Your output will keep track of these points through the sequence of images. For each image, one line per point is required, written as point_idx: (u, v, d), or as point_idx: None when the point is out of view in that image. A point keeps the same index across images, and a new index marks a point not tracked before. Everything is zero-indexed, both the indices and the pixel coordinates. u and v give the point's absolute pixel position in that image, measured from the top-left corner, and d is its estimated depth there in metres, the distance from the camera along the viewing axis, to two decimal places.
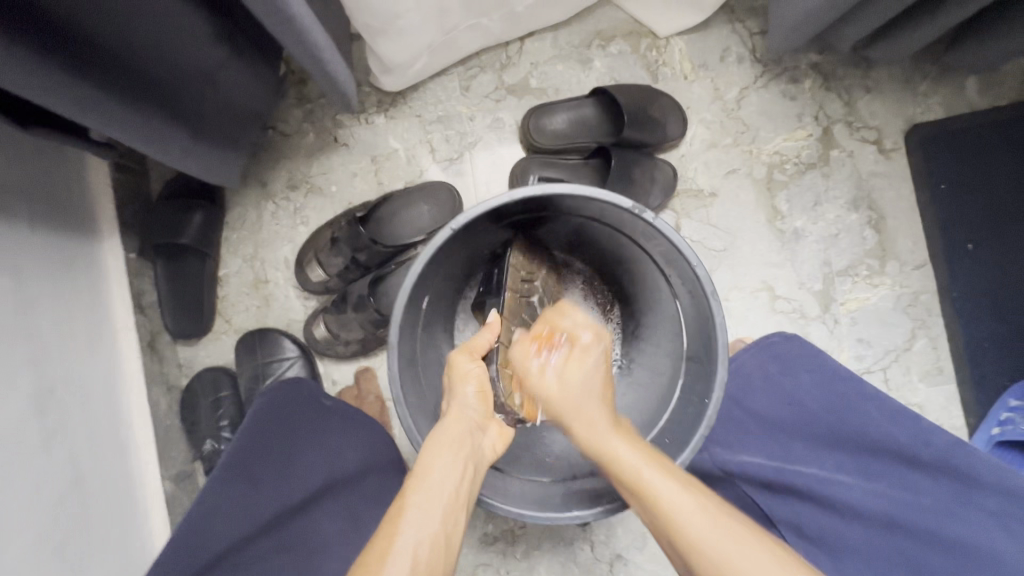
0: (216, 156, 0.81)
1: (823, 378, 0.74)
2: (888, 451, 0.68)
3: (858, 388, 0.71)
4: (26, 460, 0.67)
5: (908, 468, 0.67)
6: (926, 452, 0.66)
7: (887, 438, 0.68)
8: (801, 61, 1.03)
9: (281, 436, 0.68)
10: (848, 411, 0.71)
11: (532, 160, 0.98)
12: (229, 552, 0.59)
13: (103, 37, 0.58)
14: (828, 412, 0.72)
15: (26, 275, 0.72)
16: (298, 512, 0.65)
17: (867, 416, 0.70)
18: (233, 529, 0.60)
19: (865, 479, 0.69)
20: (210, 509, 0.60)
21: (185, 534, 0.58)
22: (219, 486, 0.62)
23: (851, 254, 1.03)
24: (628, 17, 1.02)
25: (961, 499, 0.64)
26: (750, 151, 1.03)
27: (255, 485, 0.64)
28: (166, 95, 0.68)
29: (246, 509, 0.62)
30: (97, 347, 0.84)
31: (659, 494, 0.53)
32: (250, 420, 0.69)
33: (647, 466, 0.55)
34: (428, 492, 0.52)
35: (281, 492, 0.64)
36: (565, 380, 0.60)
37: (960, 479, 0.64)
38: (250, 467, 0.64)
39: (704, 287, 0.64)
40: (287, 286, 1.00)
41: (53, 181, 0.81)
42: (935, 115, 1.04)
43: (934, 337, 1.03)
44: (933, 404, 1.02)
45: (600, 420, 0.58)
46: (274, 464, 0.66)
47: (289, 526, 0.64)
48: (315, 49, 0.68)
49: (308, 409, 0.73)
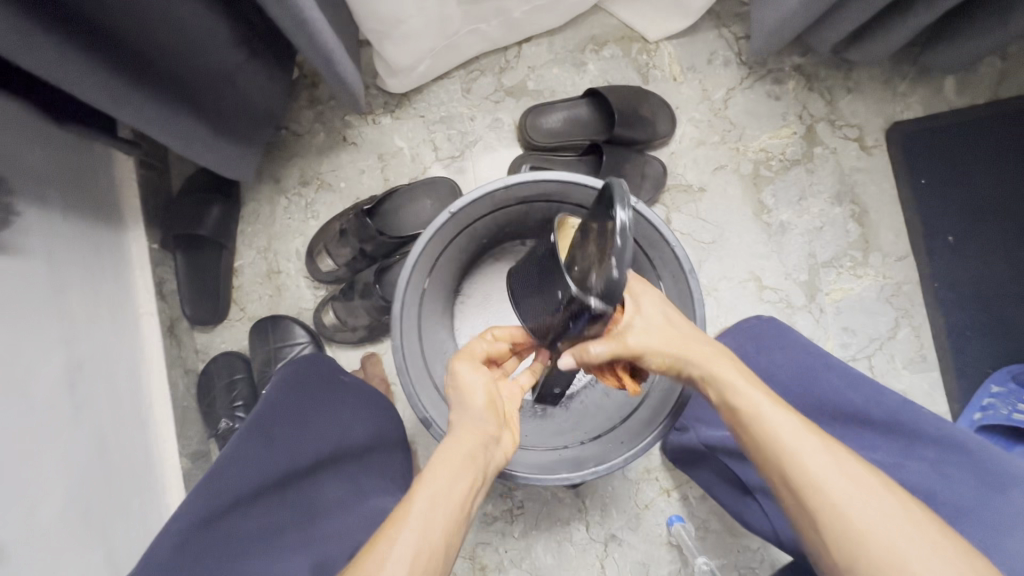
0: (234, 152, 0.87)
1: (793, 353, 0.78)
2: (845, 415, 0.71)
3: (824, 360, 0.75)
4: (55, 427, 0.72)
5: (862, 429, 0.70)
6: (876, 411, 0.69)
7: (845, 402, 0.71)
8: (785, 63, 1.09)
9: (299, 404, 0.72)
10: (813, 380, 0.74)
11: (530, 156, 1.04)
12: (242, 500, 0.60)
13: (139, 41, 0.65)
14: (796, 382, 0.76)
15: (58, 259, 0.79)
16: (305, 477, 0.68)
17: (828, 381, 0.73)
18: (249, 480, 0.62)
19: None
20: (230, 459, 0.61)
21: (206, 481, 0.59)
22: (240, 439, 0.63)
23: (835, 246, 1.07)
24: (620, 24, 1.09)
25: (908, 453, 0.67)
26: (737, 149, 1.08)
27: (271, 443, 0.66)
28: (192, 92, 0.75)
29: (261, 463, 0.63)
30: (121, 329, 0.90)
31: (772, 421, 0.57)
32: (276, 387, 0.72)
33: (764, 398, 0.58)
34: (435, 501, 0.53)
35: (296, 454, 0.67)
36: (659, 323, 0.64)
37: (905, 434, 0.67)
38: (269, 426, 0.67)
39: (683, 266, 0.70)
40: (298, 276, 1.06)
41: (84, 174, 0.87)
42: (914, 113, 1.09)
43: (917, 326, 1.07)
44: (918, 390, 1.06)
45: (711, 353, 0.63)
46: (290, 428, 0.69)
47: (298, 488, 0.67)
48: (326, 52, 0.75)
49: (324, 386, 0.78)
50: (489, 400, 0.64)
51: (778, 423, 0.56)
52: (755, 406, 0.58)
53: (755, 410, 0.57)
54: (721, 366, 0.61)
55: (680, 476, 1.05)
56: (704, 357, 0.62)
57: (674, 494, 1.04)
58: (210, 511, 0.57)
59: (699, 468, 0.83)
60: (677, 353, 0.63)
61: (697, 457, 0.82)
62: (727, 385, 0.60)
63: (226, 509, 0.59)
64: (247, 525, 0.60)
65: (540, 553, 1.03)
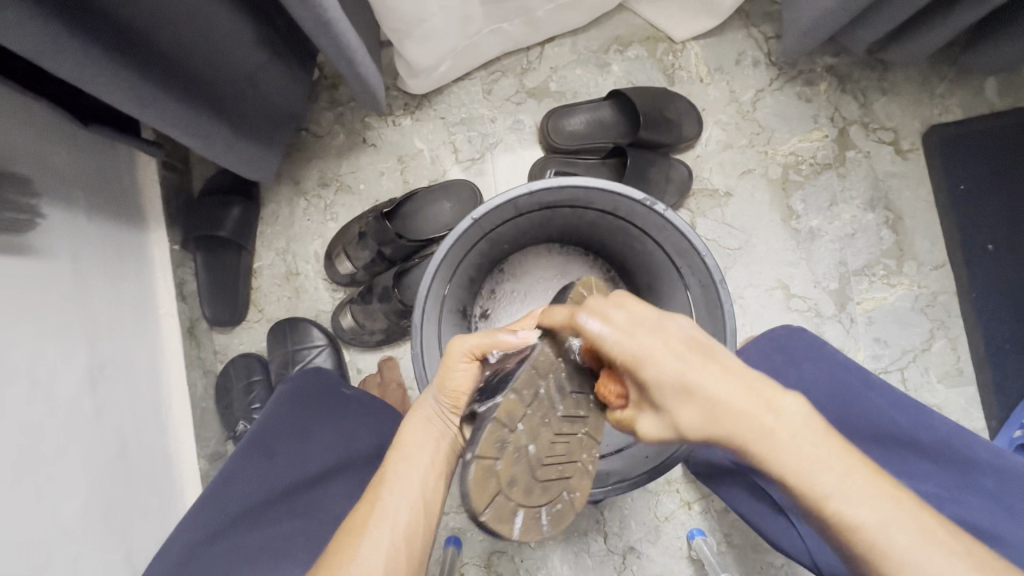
0: (256, 153, 0.87)
1: (828, 368, 0.73)
2: (890, 439, 0.68)
3: (863, 377, 0.72)
4: (77, 429, 0.72)
5: (910, 454, 0.68)
6: (928, 437, 0.67)
7: (891, 425, 0.69)
8: (816, 64, 1.05)
9: (300, 416, 0.74)
10: (853, 399, 0.71)
11: (551, 159, 1.02)
12: (244, 516, 0.65)
13: (164, 41, 0.64)
14: (836, 402, 0.71)
15: (82, 259, 0.79)
16: (313, 485, 0.69)
17: (873, 403, 0.70)
18: (251, 495, 0.66)
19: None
20: (230, 477, 0.67)
21: (207, 500, 0.65)
22: (239, 458, 0.68)
23: (868, 253, 1.04)
24: (645, 23, 1.06)
25: (961, 482, 0.65)
26: (766, 152, 1.05)
27: (271, 457, 0.69)
28: (214, 90, 0.74)
29: (262, 478, 0.67)
30: (142, 330, 0.90)
31: (833, 487, 0.46)
32: (279, 401, 0.75)
33: (821, 453, 0.47)
34: (407, 464, 0.55)
35: (298, 465, 0.69)
36: (670, 408, 0.50)
37: (959, 462, 0.66)
38: (267, 441, 0.70)
39: (713, 276, 0.66)
40: (317, 278, 1.06)
41: (108, 175, 0.88)
42: (953, 116, 1.04)
43: (953, 338, 1.02)
44: (953, 405, 1.01)
45: (749, 399, 0.49)
46: (291, 440, 0.71)
47: (305, 496, 0.68)
48: (348, 51, 0.73)
49: (328, 395, 0.78)
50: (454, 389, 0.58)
51: (837, 489, 0.46)
52: (809, 469, 0.47)
53: (806, 477, 0.47)
54: (764, 417, 0.48)
55: (702, 488, 1.02)
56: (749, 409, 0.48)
57: (696, 507, 1.02)
58: (212, 528, 0.63)
59: (726, 486, 0.79)
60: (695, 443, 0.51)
61: (724, 474, 0.79)
62: (777, 453, 0.48)
63: (228, 523, 0.64)
64: (250, 537, 0.63)
65: (556, 563, 1.02)
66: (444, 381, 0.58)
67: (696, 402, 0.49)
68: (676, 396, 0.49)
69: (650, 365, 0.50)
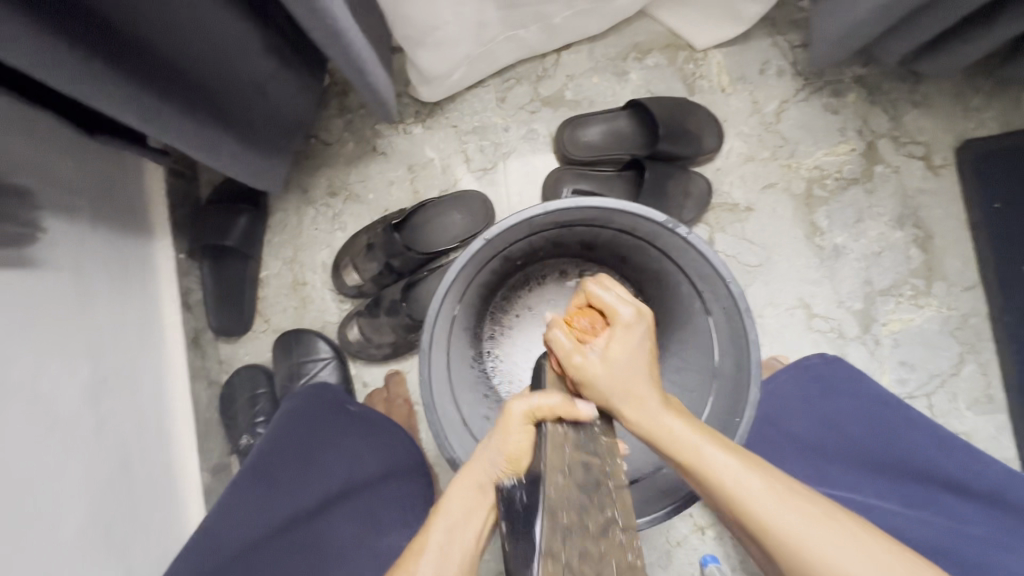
0: (263, 162, 0.84)
1: (865, 402, 0.74)
2: (934, 479, 0.67)
3: (905, 415, 0.71)
4: (77, 446, 0.71)
5: (956, 498, 0.66)
6: (979, 483, 0.65)
7: (935, 465, 0.68)
8: (844, 75, 1.01)
9: (302, 440, 0.72)
10: (891, 436, 0.70)
11: (566, 171, 0.99)
12: (242, 553, 0.61)
13: (169, 51, 0.62)
14: (874, 437, 0.71)
15: (86, 270, 0.77)
16: (315, 515, 0.67)
17: (915, 442, 0.69)
18: (252, 527, 0.63)
19: (911, 509, 0.67)
20: (231, 507, 0.65)
21: (206, 535, 0.62)
22: (241, 487, 0.66)
23: (895, 273, 0.99)
24: (665, 31, 1.03)
25: (1014, 532, 0.62)
26: (789, 165, 1.01)
27: (273, 486, 0.67)
28: (219, 102, 0.72)
29: (264, 508, 0.65)
30: (147, 343, 0.89)
31: (765, 505, 0.47)
32: (278, 424, 0.74)
33: (751, 472, 0.49)
34: (449, 536, 0.51)
35: (300, 492, 0.67)
36: (612, 358, 0.54)
37: (1015, 512, 0.63)
38: (269, 468, 0.68)
39: (738, 304, 0.63)
40: (324, 289, 1.04)
41: (113, 183, 0.86)
42: (988, 130, 1.00)
43: (984, 363, 0.98)
44: (982, 433, 0.97)
45: (677, 421, 0.52)
46: (293, 467, 0.69)
47: (307, 527, 0.65)
48: (359, 61, 0.71)
49: (330, 416, 0.77)
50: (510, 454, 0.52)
51: (768, 508, 0.47)
52: (739, 490, 0.48)
53: (737, 496, 0.48)
54: (684, 435, 0.51)
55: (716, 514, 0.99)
56: (676, 432, 0.52)
57: (709, 532, 0.98)
58: (212, 568, 0.60)
59: None
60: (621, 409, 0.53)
61: None
62: (707, 467, 0.49)
63: (226, 562, 0.60)
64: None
65: None
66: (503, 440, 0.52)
67: (637, 380, 0.54)
68: (629, 363, 0.54)
69: (631, 325, 0.55)
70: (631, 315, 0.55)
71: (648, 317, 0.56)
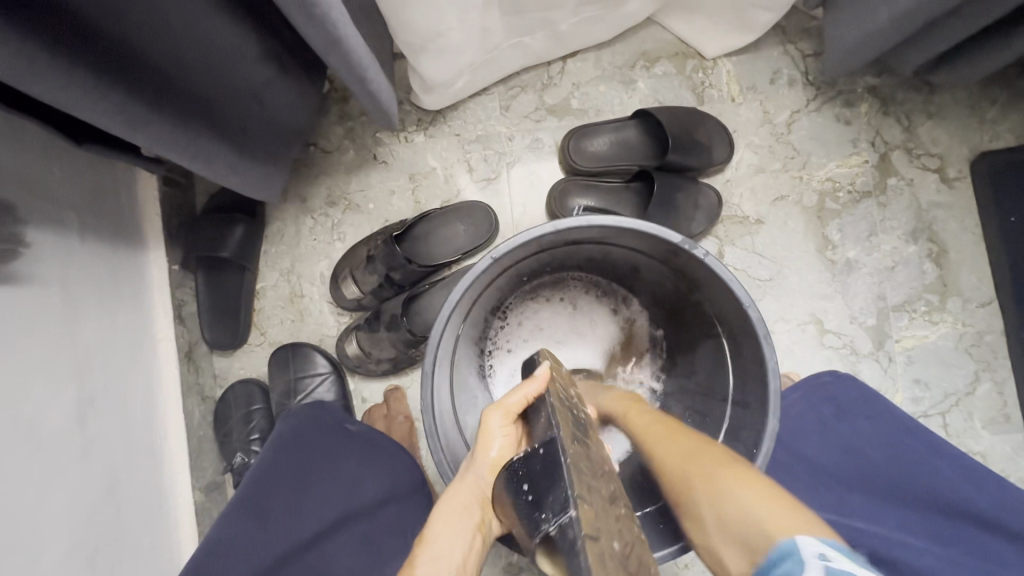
0: (260, 172, 0.82)
1: (884, 427, 0.71)
2: (963, 514, 0.64)
3: (926, 442, 0.69)
4: (62, 471, 0.67)
5: (987, 536, 0.62)
6: (1011, 519, 0.61)
7: (965, 499, 0.64)
8: (857, 85, 0.98)
9: (296, 469, 0.70)
10: (914, 464, 0.68)
11: (572, 182, 0.96)
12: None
13: (161, 59, 0.59)
14: (895, 464, 0.68)
15: (73, 284, 0.74)
16: (309, 547, 0.64)
17: (938, 470, 0.67)
18: (243, 565, 0.61)
19: (935, 543, 0.64)
20: (219, 541, 0.62)
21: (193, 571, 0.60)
22: (230, 520, 0.64)
23: (909, 288, 0.97)
24: (674, 38, 1.00)
25: None
26: (800, 177, 0.98)
27: (264, 520, 0.65)
28: (212, 111, 0.68)
29: (254, 543, 0.63)
30: (137, 359, 0.86)
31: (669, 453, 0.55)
32: (271, 449, 0.73)
33: (669, 436, 0.56)
34: (435, 564, 0.48)
35: (293, 526, 0.65)
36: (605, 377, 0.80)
37: None
38: (261, 501, 0.66)
39: (758, 330, 0.60)
40: (322, 301, 1.01)
41: (103, 193, 0.83)
42: (1003, 143, 0.97)
43: (999, 382, 0.95)
44: (999, 454, 0.94)
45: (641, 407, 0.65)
46: (286, 499, 0.67)
47: (301, 561, 0.63)
48: (360, 69, 0.68)
49: (326, 440, 0.74)
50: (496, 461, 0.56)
51: (673, 451, 0.54)
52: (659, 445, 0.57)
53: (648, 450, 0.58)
54: (634, 414, 0.64)
55: None
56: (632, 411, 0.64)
57: None
58: None
59: None
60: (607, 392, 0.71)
61: None
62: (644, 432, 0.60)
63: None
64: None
65: None
66: (484, 452, 0.57)
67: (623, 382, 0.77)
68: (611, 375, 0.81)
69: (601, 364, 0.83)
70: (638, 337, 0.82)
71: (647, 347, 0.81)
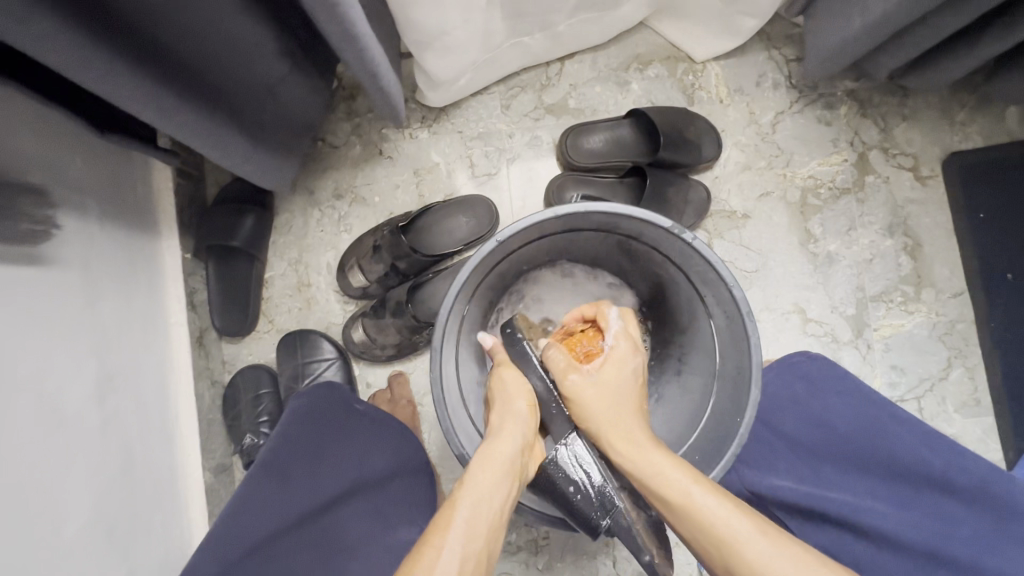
0: (273, 163, 0.86)
1: (853, 402, 0.75)
2: (921, 476, 0.69)
3: (889, 412, 0.73)
4: (84, 443, 0.71)
5: (943, 496, 0.68)
6: (963, 477, 0.67)
7: (922, 464, 0.69)
8: (837, 88, 1.05)
9: (314, 439, 0.74)
10: (879, 434, 0.72)
11: (569, 177, 1.01)
12: (261, 546, 0.63)
13: (188, 53, 0.63)
14: (861, 435, 0.73)
15: (95, 268, 0.78)
16: (326, 512, 0.68)
17: (900, 439, 0.71)
18: (267, 523, 0.65)
19: (898, 507, 0.69)
20: (244, 503, 0.66)
21: (221, 529, 0.64)
22: (254, 483, 0.68)
23: (886, 279, 1.03)
24: (666, 42, 1.06)
25: (997, 528, 0.65)
26: (784, 175, 1.04)
27: (286, 483, 0.69)
28: (234, 101, 0.73)
29: (278, 505, 0.67)
30: (152, 342, 0.89)
31: (758, 556, 0.48)
32: (287, 423, 0.76)
33: (717, 505, 0.51)
34: (478, 506, 0.52)
35: (312, 490, 0.69)
36: (607, 382, 0.62)
37: (997, 509, 0.65)
38: (282, 466, 0.70)
39: (740, 308, 0.65)
40: (328, 290, 1.05)
41: (122, 182, 0.87)
42: (973, 144, 1.04)
43: (971, 368, 1.01)
44: (970, 436, 1.00)
45: (670, 465, 0.54)
46: (305, 465, 0.71)
47: (318, 522, 0.67)
48: (373, 64, 0.72)
49: (340, 414, 0.78)
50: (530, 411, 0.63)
51: (765, 558, 0.47)
52: (735, 539, 0.49)
53: (681, 505, 0.52)
54: (678, 482, 0.53)
55: None
56: (669, 476, 0.53)
57: None
58: (223, 563, 0.62)
59: None
60: (606, 427, 0.59)
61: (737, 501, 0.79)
62: (701, 514, 0.51)
63: (242, 556, 0.62)
64: (267, 567, 0.62)
65: None
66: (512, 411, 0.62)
67: (623, 416, 0.60)
68: (624, 387, 0.62)
69: (626, 356, 0.64)
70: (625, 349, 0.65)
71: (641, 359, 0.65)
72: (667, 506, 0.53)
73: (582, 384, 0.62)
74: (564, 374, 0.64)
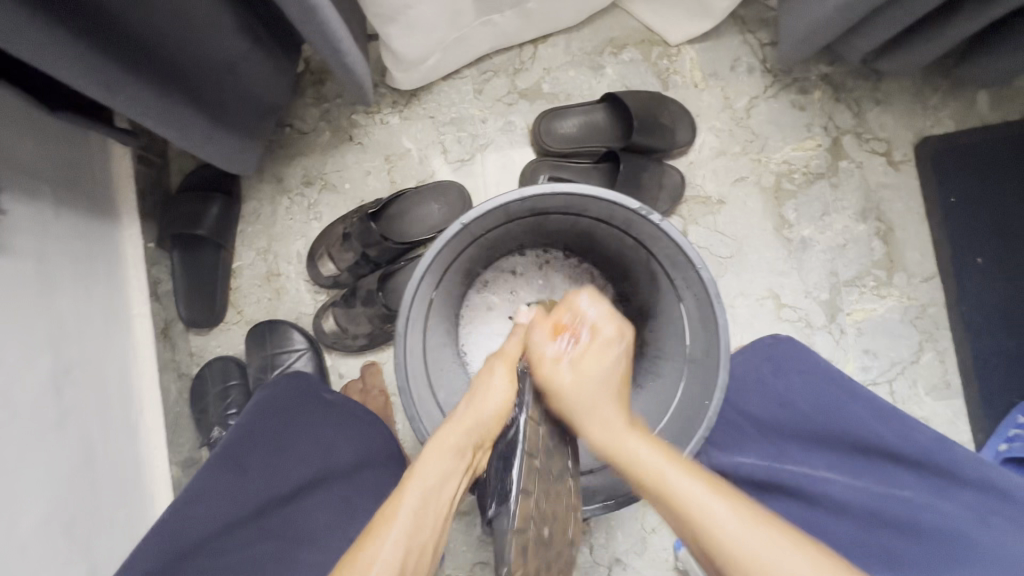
0: (237, 145, 0.83)
1: (813, 379, 0.75)
2: (874, 448, 0.70)
3: (847, 389, 0.73)
4: (41, 437, 0.68)
5: (894, 465, 0.69)
6: (909, 448, 0.68)
7: (874, 436, 0.70)
8: (811, 72, 1.04)
9: (276, 429, 0.73)
10: (836, 410, 0.72)
11: (542, 162, 1.00)
12: (214, 537, 0.63)
13: (136, 29, 0.60)
14: (819, 414, 0.73)
15: (49, 256, 0.75)
16: (287, 502, 0.68)
17: (853, 413, 0.71)
18: (222, 513, 0.64)
19: (853, 478, 0.70)
20: (198, 495, 0.65)
21: (172, 514, 0.63)
22: (210, 472, 0.67)
23: (858, 264, 1.03)
24: (640, 25, 1.04)
25: (942, 492, 0.66)
26: (758, 160, 1.04)
27: (244, 473, 0.67)
28: (190, 80, 0.70)
29: (233, 494, 0.66)
30: (112, 334, 0.87)
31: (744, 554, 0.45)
32: (250, 414, 0.74)
33: (709, 493, 0.48)
34: (426, 493, 0.50)
35: (271, 479, 0.68)
36: (583, 371, 0.58)
37: (943, 475, 0.66)
38: (240, 456, 0.69)
39: (708, 291, 0.64)
40: (298, 280, 1.03)
41: (77, 166, 0.84)
42: (944, 128, 1.04)
43: (941, 351, 1.02)
44: (940, 418, 1.01)
45: (646, 448, 0.53)
46: (264, 455, 0.70)
47: (279, 514, 0.67)
48: (334, 40, 0.69)
49: (307, 405, 0.77)
50: (498, 413, 0.60)
51: (733, 534, 0.46)
52: (705, 514, 0.47)
53: (675, 500, 0.49)
54: (669, 473, 0.50)
55: None
56: (639, 456, 0.52)
57: None
58: (171, 554, 0.60)
59: None
60: (582, 421, 0.57)
61: None
62: (669, 489, 0.49)
63: (193, 547, 0.62)
64: (218, 560, 0.61)
65: None
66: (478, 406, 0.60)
67: (603, 400, 0.57)
68: (603, 376, 0.58)
69: (610, 342, 0.60)
70: (612, 333, 0.61)
71: (624, 343, 0.60)
72: (658, 500, 0.50)
73: (559, 375, 0.59)
74: (541, 361, 0.61)
